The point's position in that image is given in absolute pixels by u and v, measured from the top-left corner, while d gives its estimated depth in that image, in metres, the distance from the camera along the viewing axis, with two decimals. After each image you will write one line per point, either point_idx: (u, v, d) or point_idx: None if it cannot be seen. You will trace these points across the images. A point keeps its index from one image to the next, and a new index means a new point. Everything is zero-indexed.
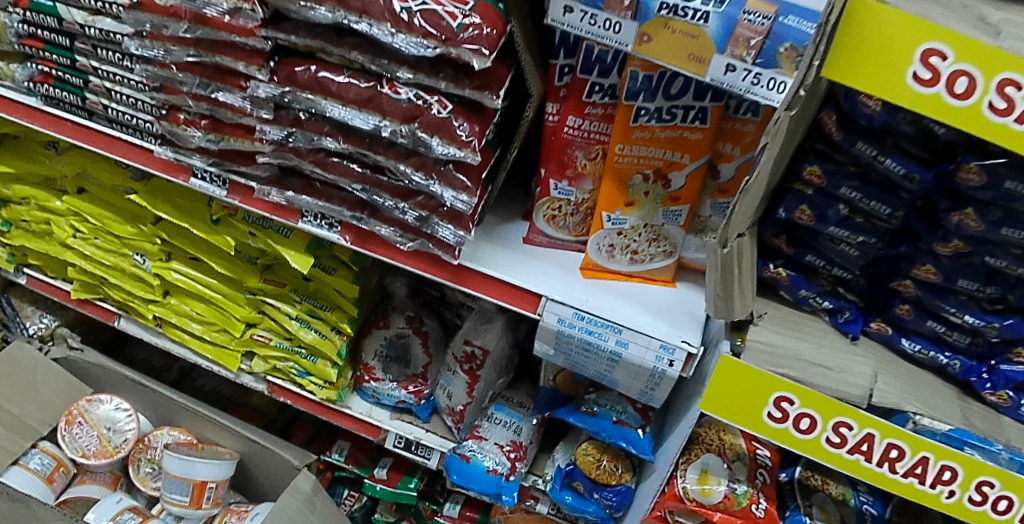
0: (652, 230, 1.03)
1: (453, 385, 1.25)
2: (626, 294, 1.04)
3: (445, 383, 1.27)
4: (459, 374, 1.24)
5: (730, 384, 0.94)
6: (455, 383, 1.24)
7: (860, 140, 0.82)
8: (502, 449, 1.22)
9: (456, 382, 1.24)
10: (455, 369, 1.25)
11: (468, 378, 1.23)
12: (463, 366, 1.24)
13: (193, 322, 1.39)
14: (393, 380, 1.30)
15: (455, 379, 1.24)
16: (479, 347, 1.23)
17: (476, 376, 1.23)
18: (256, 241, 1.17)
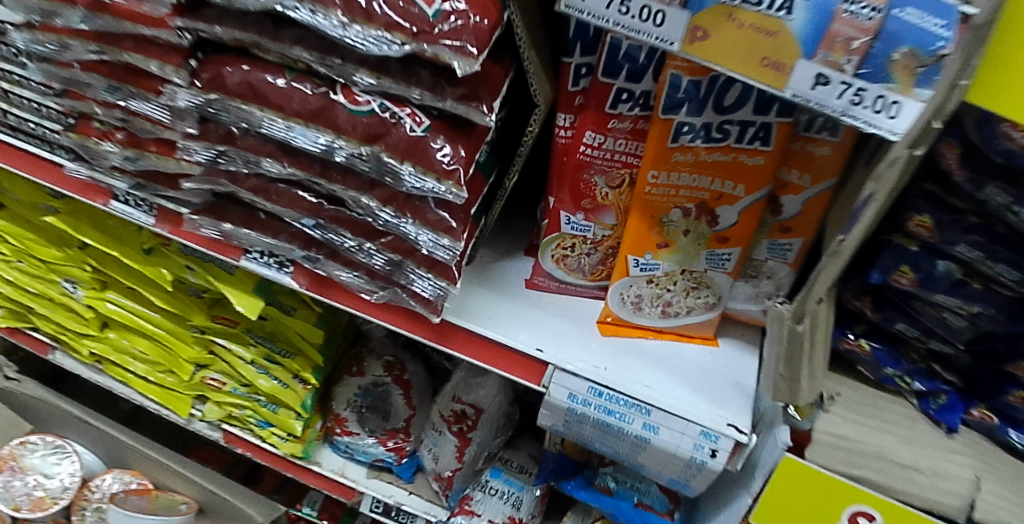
0: (691, 276, 0.80)
1: (439, 448, 1.04)
2: (656, 358, 0.81)
3: (429, 444, 1.05)
4: (446, 435, 1.03)
5: (794, 491, 0.75)
6: (442, 446, 1.03)
7: (990, 182, 0.60)
8: None
9: (443, 445, 1.03)
10: (442, 429, 1.03)
11: (459, 440, 1.02)
12: (452, 426, 1.03)
13: (136, 361, 1.17)
14: (370, 435, 1.08)
15: (442, 441, 1.03)
16: (470, 406, 1.02)
17: (467, 437, 1.02)
18: (195, 277, 0.95)
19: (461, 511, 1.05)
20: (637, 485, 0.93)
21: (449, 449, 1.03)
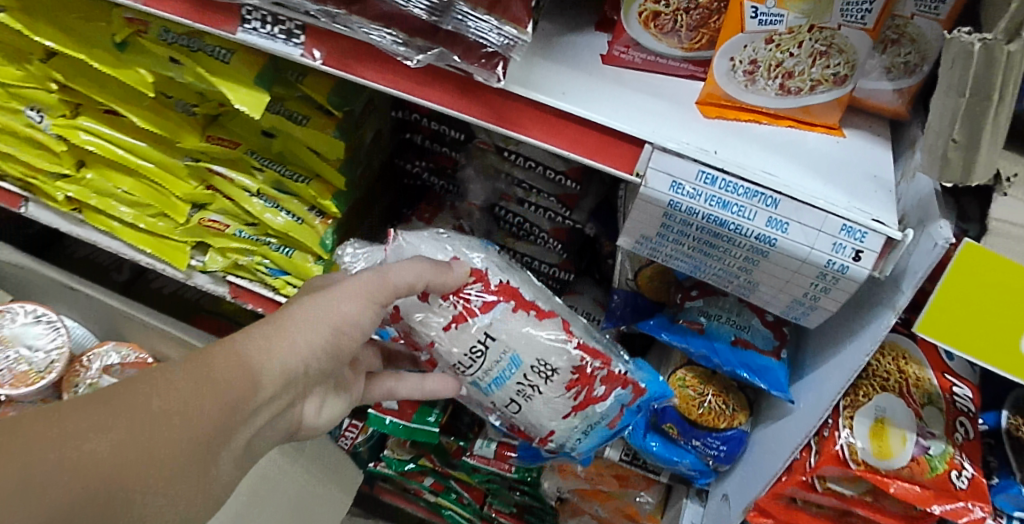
0: (822, 37, 0.61)
1: (527, 348, 0.70)
2: (773, 145, 0.64)
3: (473, 363, 0.70)
4: (426, 328, 0.70)
5: (976, 290, 0.55)
6: (513, 338, 0.70)
7: None
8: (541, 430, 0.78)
9: (501, 333, 0.69)
10: (481, 328, 0.69)
11: (520, 311, 0.70)
12: (479, 311, 0.69)
13: (121, 205, 0.99)
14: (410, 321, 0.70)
15: (508, 334, 0.70)
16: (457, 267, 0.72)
17: (529, 302, 0.71)
18: (182, 75, 0.77)
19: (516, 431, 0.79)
20: (733, 319, 0.78)
21: (538, 330, 0.70)
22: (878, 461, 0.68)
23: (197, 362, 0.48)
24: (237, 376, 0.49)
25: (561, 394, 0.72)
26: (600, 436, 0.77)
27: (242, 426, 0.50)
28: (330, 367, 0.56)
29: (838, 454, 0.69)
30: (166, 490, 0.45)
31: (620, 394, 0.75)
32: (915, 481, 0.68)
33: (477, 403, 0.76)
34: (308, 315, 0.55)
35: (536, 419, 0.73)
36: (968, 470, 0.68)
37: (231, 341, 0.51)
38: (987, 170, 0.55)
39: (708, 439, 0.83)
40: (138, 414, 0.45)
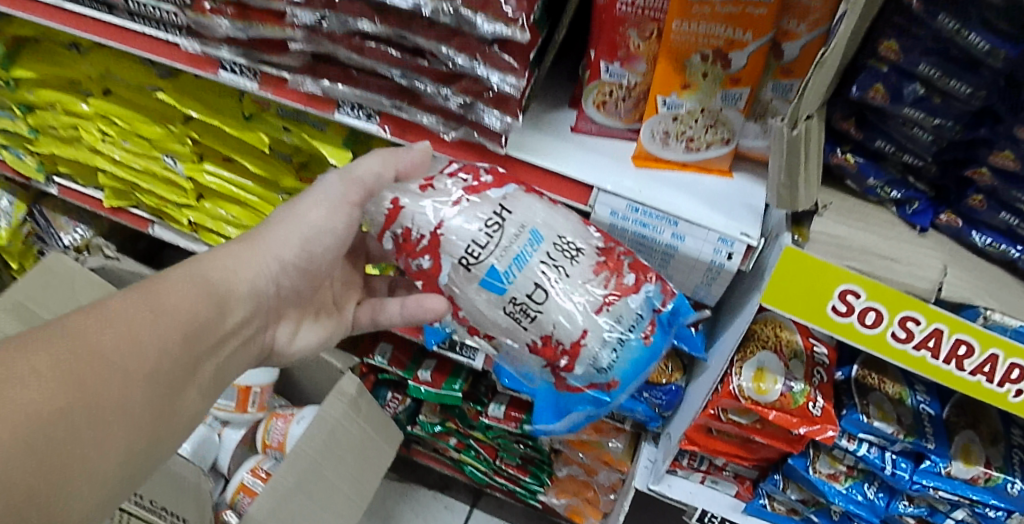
0: (710, 115, 0.96)
1: (545, 229, 0.84)
2: (680, 185, 0.99)
3: (490, 238, 0.82)
4: (432, 209, 0.83)
5: (793, 277, 0.86)
6: (528, 217, 0.84)
7: (942, 11, 0.77)
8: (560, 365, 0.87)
9: (516, 210, 0.84)
10: (496, 201, 0.84)
11: (530, 199, 0.86)
12: (488, 189, 0.85)
13: (228, 226, 1.35)
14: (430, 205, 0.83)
15: (523, 215, 0.84)
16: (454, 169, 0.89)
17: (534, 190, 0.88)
18: (291, 136, 1.14)
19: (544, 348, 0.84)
20: None
21: (555, 218, 0.85)
22: (756, 394, 0.98)
23: (166, 295, 0.77)
24: (204, 304, 0.80)
25: (587, 276, 0.83)
26: (634, 348, 0.85)
27: (211, 341, 0.80)
28: (272, 295, 0.89)
29: (732, 391, 1.00)
30: (161, 388, 0.74)
31: (649, 296, 0.86)
32: (785, 410, 0.98)
33: (498, 317, 0.84)
34: (265, 251, 0.87)
35: (563, 312, 0.82)
36: (820, 402, 0.98)
37: (198, 278, 0.81)
38: (807, 202, 0.88)
39: (654, 391, 1.15)
40: (130, 332, 0.72)
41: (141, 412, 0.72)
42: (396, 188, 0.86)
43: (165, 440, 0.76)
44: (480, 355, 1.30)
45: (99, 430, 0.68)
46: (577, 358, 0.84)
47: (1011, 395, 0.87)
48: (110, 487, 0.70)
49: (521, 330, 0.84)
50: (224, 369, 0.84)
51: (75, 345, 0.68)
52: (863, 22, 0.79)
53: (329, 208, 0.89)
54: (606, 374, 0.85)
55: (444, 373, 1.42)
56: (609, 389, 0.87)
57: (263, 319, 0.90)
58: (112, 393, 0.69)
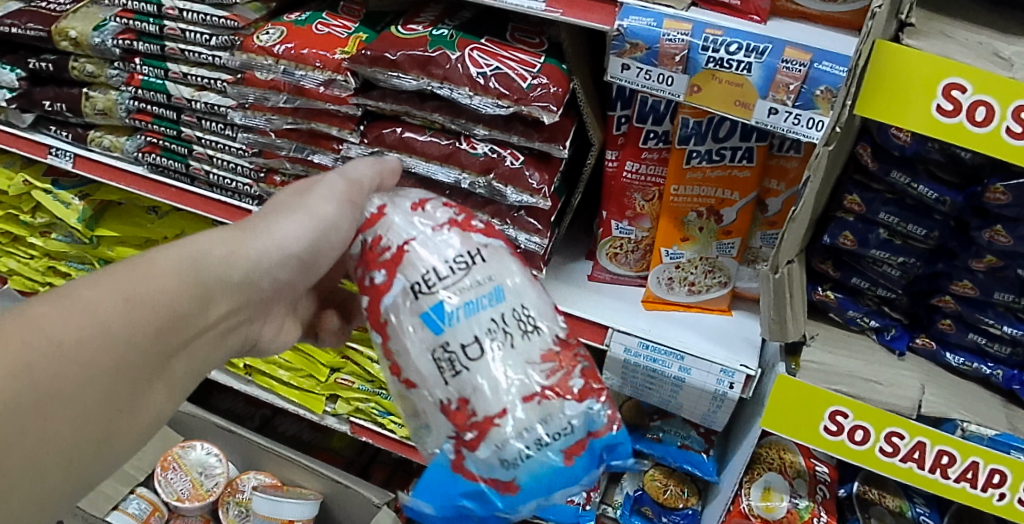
0: (708, 262, 1.11)
1: (514, 292, 0.68)
2: (685, 323, 1.12)
3: (453, 271, 0.67)
4: (409, 224, 0.70)
5: (786, 402, 0.99)
6: (503, 271, 0.69)
7: (894, 168, 0.90)
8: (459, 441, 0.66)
9: (491, 259, 0.69)
10: (477, 242, 0.70)
11: (513, 261, 0.71)
12: (476, 232, 0.71)
13: (281, 369, 1.48)
14: (401, 221, 0.71)
15: (498, 267, 0.69)
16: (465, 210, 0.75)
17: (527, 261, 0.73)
18: None
19: (454, 415, 0.65)
20: (679, 432, 1.22)
21: (533, 292, 0.70)
22: (765, 512, 1.09)
23: (146, 281, 0.64)
24: (188, 295, 0.66)
25: (533, 356, 0.66)
26: (549, 462, 0.65)
27: (191, 335, 0.67)
28: (267, 289, 0.74)
29: (742, 510, 1.11)
30: (127, 391, 0.63)
31: (592, 414, 0.67)
32: None
33: (421, 362, 0.66)
34: (265, 238, 0.72)
35: (491, 377, 0.64)
36: (824, 517, 1.08)
37: (187, 261, 0.68)
38: (796, 333, 1.00)
39: (672, 516, 1.24)
40: (99, 323, 0.60)
41: (90, 414, 0.61)
42: (384, 196, 0.75)
43: (124, 442, 0.65)
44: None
45: (36, 436, 0.57)
46: (483, 442, 0.64)
47: (995, 499, 0.96)
48: (56, 490, 0.61)
49: (438, 384, 0.66)
50: (202, 360, 0.71)
51: (31, 338, 0.57)
52: (829, 179, 0.92)
53: (337, 204, 0.74)
54: (507, 472, 0.64)
55: None
56: (503, 496, 0.65)
57: (251, 316, 0.76)
58: (65, 392, 0.58)
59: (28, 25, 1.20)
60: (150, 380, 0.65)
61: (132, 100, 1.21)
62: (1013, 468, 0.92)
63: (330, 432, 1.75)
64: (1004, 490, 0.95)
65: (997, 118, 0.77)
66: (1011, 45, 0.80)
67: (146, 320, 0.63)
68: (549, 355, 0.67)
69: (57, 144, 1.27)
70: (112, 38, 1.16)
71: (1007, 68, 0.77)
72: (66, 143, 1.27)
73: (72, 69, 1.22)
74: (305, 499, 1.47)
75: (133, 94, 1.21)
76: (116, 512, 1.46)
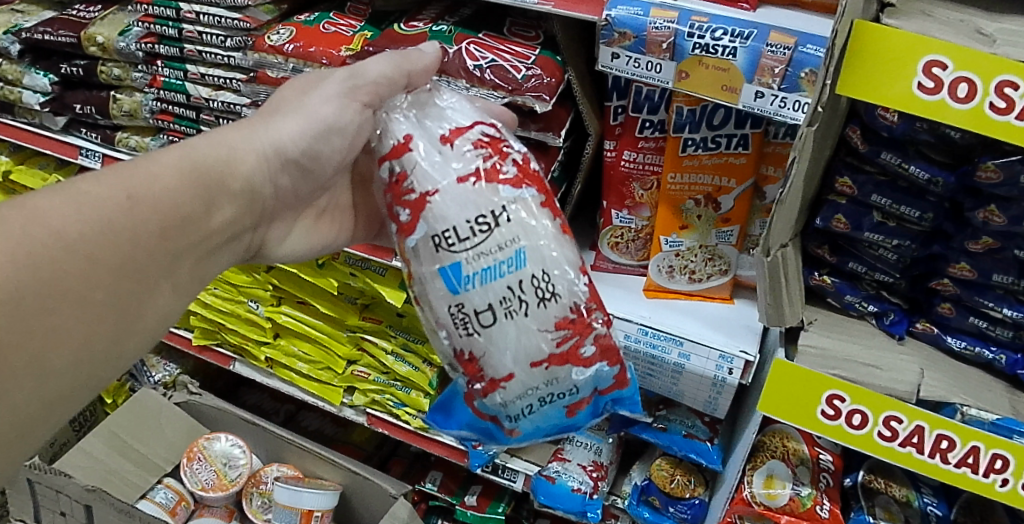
0: (707, 250, 1.12)
1: (534, 255, 0.71)
2: (686, 311, 1.13)
3: (474, 234, 0.69)
4: (438, 169, 0.70)
5: (784, 386, 0.98)
6: (525, 230, 0.71)
7: (884, 149, 0.90)
8: (471, 384, 0.75)
9: (516, 219, 0.70)
10: (504, 199, 0.70)
11: (540, 214, 0.72)
12: (504, 182, 0.71)
13: (300, 362, 1.52)
14: (431, 165, 0.71)
15: (522, 226, 0.70)
16: (487, 125, 0.74)
17: (557, 209, 0.75)
18: (356, 280, 1.36)
19: (464, 364, 0.74)
20: (685, 421, 1.23)
21: (556, 248, 0.72)
22: (767, 500, 1.09)
23: (147, 181, 0.63)
24: (190, 194, 0.66)
25: (546, 325, 0.71)
26: (552, 414, 0.76)
27: (195, 240, 0.67)
28: (269, 193, 0.77)
29: (745, 497, 1.11)
30: (131, 290, 0.61)
31: (598, 374, 0.77)
32: (795, 514, 1.08)
33: (439, 312, 0.72)
34: (266, 134, 0.75)
35: (500, 345, 0.71)
36: (827, 505, 1.08)
37: (187, 165, 0.68)
38: (792, 318, 1.00)
39: (679, 506, 1.25)
40: (104, 215, 0.59)
41: (98, 311, 0.58)
42: (413, 119, 0.74)
43: (131, 344, 0.63)
44: (520, 475, 1.34)
45: (45, 329, 0.54)
46: (491, 395, 0.74)
47: (998, 485, 0.94)
48: (66, 392, 0.58)
49: (452, 336, 0.72)
50: (203, 267, 0.70)
51: (32, 228, 0.55)
52: (818, 162, 0.92)
53: (339, 103, 0.78)
54: (511, 421, 0.76)
55: (488, 498, 1.54)
56: (507, 434, 0.78)
57: (262, 219, 0.79)
58: (74, 286, 0.56)
59: (59, 32, 1.28)
60: (155, 282, 0.63)
61: (154, 101, 1.28)
62: (1016, 453, 0.91)
63: (353, 426, 1.80)
64: (1006, 477, 0.93)
65: (980, 94, 0.73)
66: (996, 23, 0.79)
67: (149, 219, 0.62)
68: (562, 329, 0.72)
69: (87, 145, 1.36)
70: (135, 43, 1.23)
71: (989, 44, 0.75)
72: (95, 144, 1.35)
73: (100, 73, 1.30)
74: (325, 490, 1.50)
75: (156, 96, 1.28)
76: (144, 501, 1.52)
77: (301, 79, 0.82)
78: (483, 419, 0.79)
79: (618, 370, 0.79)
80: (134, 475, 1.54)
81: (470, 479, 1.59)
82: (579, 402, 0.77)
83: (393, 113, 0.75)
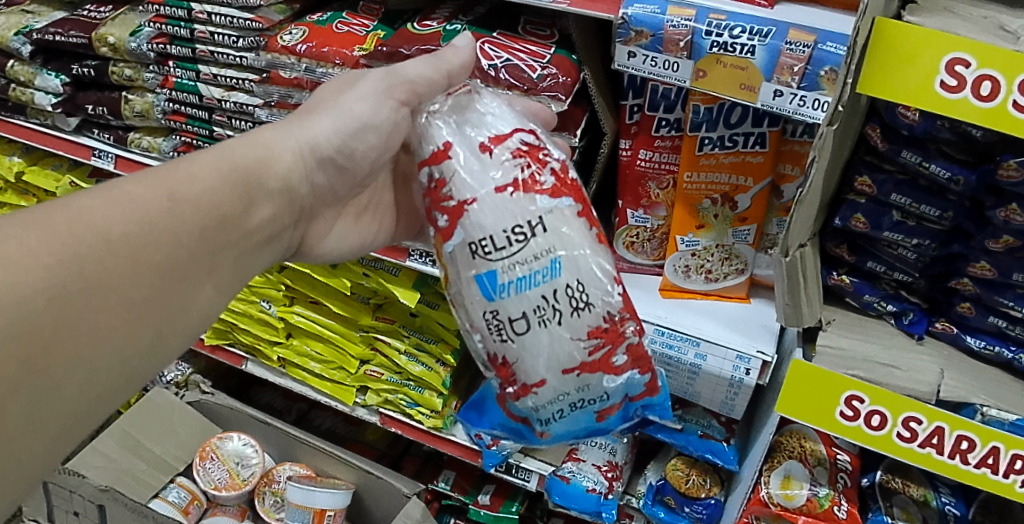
0: (724, 249, 1.11)
1: (570, 265, 0.70)
2: (703, 310, 1.12)
3: (511, 244, 0.68)
4: (477, 177, 0.70)
5: (803, 387, 0.97)
6: (562, 240, 0.70)
7: (904, 148, 0.89)
8: (504, 387, 0.75)
9: (552, 230, 0.69)
10: (541, 210, 0.69)
11: (576, 224, 0.71)
12: (541, 192, 0.70)
13: (313, 362, 1.52)
14: (471, 174, 0.70)
15: (558, 236, 0.69)
16: (526, 134, 0.73)
17: (593, 219, 0.74)
18: (369, 280, 1.36)
19: (497, 368, 0.74)
20: (700, 421, 1.22)
21: (593, 257, 0.71)
22: (784, 500, 1.09)
23: (188, 181, 0.64)
24: (230, 196, 0.67)
25: (579, 335, 0.71)
26: (582, 418, 0.76)
27: (234, 240, 0.67)
28: (306, 193, 0.76)
29: (762, 498, 1.10)
30: (171, 291, 0.61)
31: (629, 380, 0.77)
32: (813, 515, 1.07)
33: (473, 316, 0.72)
34: (302, 133, 0.74)
35: (533, 352, 0.71)
36: (845, 505, 1.06)
37: (225, 165, 0.68)
38: (810, 319, 0.98)
39: (695, 506, 1.24)
40: (144, 217, 0.59)
41: (140, 311, 0.58)
42: (454, 125, 0.72)
43: (171, 345, 0.62)
44: (534, 475, 1.33)
45: (88, 327, 0.54)
46: (523, 398, 0.74)
47: (1018, 485, 0.93)
48: (106, 392, 0.57)
49: (486, 341, 0.72)
50: (244, 266, 0.69)
51: (77, 229, 0.55)
52: (837, 161, 0.91)
53: (375, 101, 0.76)
54: (541, 423, 0.76)
55: (501, 497, 1.53)
56: (537, 435, 0.80)
57: (302, 216, 0.79)
58: (118, 285, 0.56)
59: (70, 33, 1.28)
60: (197, 284, 0.63)
61: (166, 102, 1.28)
62: None
63: (365, 425, 1.80)
64: None
65: (1003, 91, 0.72)
66: (1020, 19, 0.78)
67: (189, 222, 0.62)
68: (595, 339, 0.71)
69: (100, 146, 1.36)
70: (147, 43, 1.23)
71: (1013, 41, 0.74)
72: (108, 144, 1.36)
73: (112, 74, 1.30)
74: (337, 489, 1.50)
75: (168, 96, 1.27)
76: (157, 500, 1.52)
77: (338, 81, 0.82)
78: (514, 420, 0.81)
79: (647, 379, 0.79)
80: (147, 475, 1.54)
81: (482, 478, 1.59)
82: (608, 408, 0.77)
83: (434, 118, 0.73)
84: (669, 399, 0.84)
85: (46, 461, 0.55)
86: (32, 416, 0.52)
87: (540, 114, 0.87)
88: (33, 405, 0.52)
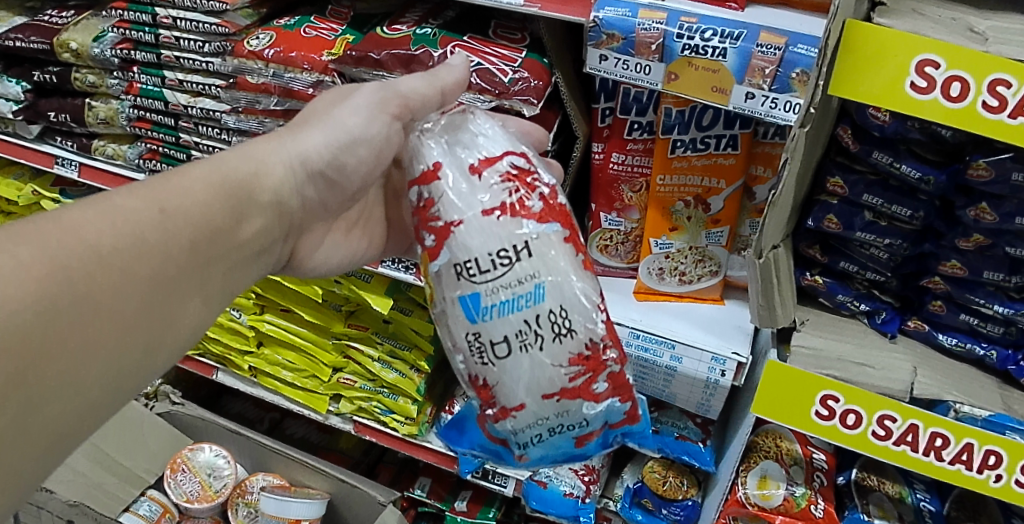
0: (697, 251, 1.11)
1: (555, 290, 0.69)
2: (677, 313, 1.12)
3: (495, 267, 0.68)
4: (463, 197, 0.69)
5: (778, 388, 0.97)
6: (547, 265, 0.69)
7: (875, 149, 0.89)
8: (485, 410, 0.74)
9: (538, 255, 0.68)
10: (527, 235, 0.68)
11: (563, 250, 0.70)
12: (529, 216, 0.69)
13: (284, 370, 1.49)
14: (458, 194, 0.69)
15: (543, 261, 0.69)
16: (517, 157, 0.72)
17: (579, 244, 0.73)
18: (341, 287, 1.34)
19: (477, 389, 0.73)
20: (676, 422, 1.23)
21: (578, 284, 0.70)
22: (761, 501, 1.09)
23: (179, 193, 0.62)
24: (221, 207, 0.65)
25: (560, 362, 0.69)
26: (561, 444, 0.74)
27: (225, 253, 0.65)
28: (296, 208, 0.74)
29: (739, 498, 1.11)
30: (161, 306, 0.59)
31: (609, 408, 0.75)
32: (790, 514, 1.07)
33: (456, 336, 0.71)
34: (292, 148, 0.73)
35: (514, 376, 0.70)
36: (822, 504, 1.07)
37: (216, 178, 0.66)
38: (785, 319, 0.98)
39: (673, 508, 1.25)
40: (134, 230, 0.58)
41: (129, 327, 0.56)
42: (445, 146, 0.71)
43: (159, 359, 0.60)
44: (511, 480, 1.33)
45: (77, 344, 0.53)
46: (502, 421, 0.73)
47: (991, 481, 0.95)
48: (91, 409, 0.55)
49: (468, 362, 0.71)
50: (233, 279, 0.68)
51: (67, 241, 0.53)
52: (809, 161, 0.91)
53: (367, 114, 0.75)
54: (518, 448, 0.75)
55: (478, 503, 1.52)
56: (515, 458, 0.77)
57: (292, 230, 0.77)
58: (106, 301, 0.55)
59: (31, 39, 1.25)
60: (188, 299, 0.62)
61: (132, 109, 1.26)
62: (1008, 448, 0.91)
63: (339, 433, 1.78)
64: (1000, 472, 0.93)
65: (972, 92, 0.73)
66: (987, 21, 0.78)
67: (182, 235, 0.61)
68: (577, 365, 0.70)
69: (63, 154, 1.33)
70: (111, 49, 1.20)
71: (981, 43, 0.75)
72: (71, 152, 1.33)
73: (74, 81, 1.26)
74: (312, 498, 1.47)
75: (132, 103, 1.25)
76: (127, 514, 1.48)
77: (331, 92, 0.80)
78: (493, 441, 0.78)
79: (626, 406, 0.77)
80: (117, 488, 1.50)
81: (458, 484, 1.58)
82: (587, 435, 0.75)
83: (425, 137, 0.73)
84: (649, 426, 0.82)
85: (27, 482, 0.54)
86: (16, 433, 0.50)
87: (534, 132, 0.87)
88: (14, 421, 0.50)
